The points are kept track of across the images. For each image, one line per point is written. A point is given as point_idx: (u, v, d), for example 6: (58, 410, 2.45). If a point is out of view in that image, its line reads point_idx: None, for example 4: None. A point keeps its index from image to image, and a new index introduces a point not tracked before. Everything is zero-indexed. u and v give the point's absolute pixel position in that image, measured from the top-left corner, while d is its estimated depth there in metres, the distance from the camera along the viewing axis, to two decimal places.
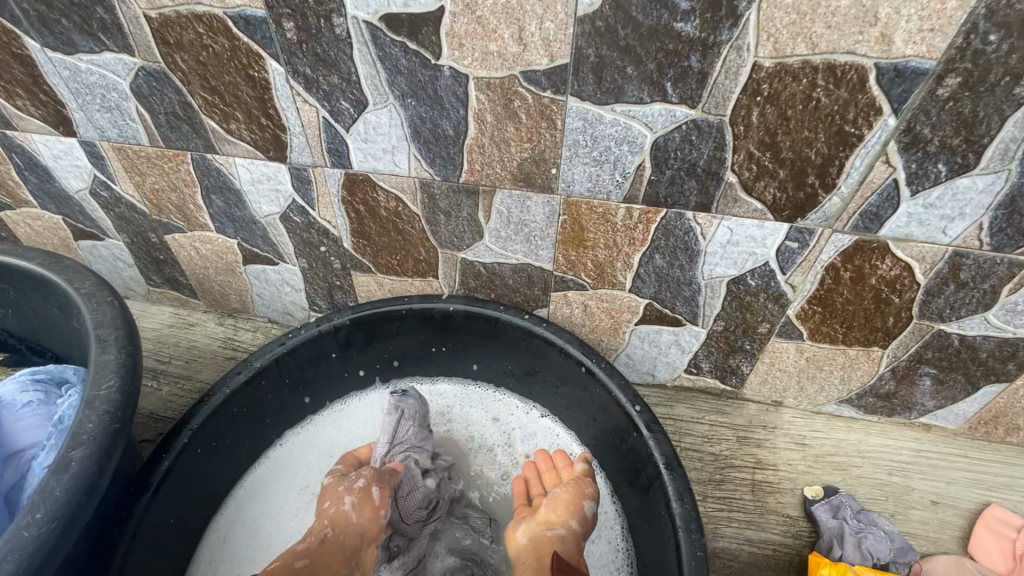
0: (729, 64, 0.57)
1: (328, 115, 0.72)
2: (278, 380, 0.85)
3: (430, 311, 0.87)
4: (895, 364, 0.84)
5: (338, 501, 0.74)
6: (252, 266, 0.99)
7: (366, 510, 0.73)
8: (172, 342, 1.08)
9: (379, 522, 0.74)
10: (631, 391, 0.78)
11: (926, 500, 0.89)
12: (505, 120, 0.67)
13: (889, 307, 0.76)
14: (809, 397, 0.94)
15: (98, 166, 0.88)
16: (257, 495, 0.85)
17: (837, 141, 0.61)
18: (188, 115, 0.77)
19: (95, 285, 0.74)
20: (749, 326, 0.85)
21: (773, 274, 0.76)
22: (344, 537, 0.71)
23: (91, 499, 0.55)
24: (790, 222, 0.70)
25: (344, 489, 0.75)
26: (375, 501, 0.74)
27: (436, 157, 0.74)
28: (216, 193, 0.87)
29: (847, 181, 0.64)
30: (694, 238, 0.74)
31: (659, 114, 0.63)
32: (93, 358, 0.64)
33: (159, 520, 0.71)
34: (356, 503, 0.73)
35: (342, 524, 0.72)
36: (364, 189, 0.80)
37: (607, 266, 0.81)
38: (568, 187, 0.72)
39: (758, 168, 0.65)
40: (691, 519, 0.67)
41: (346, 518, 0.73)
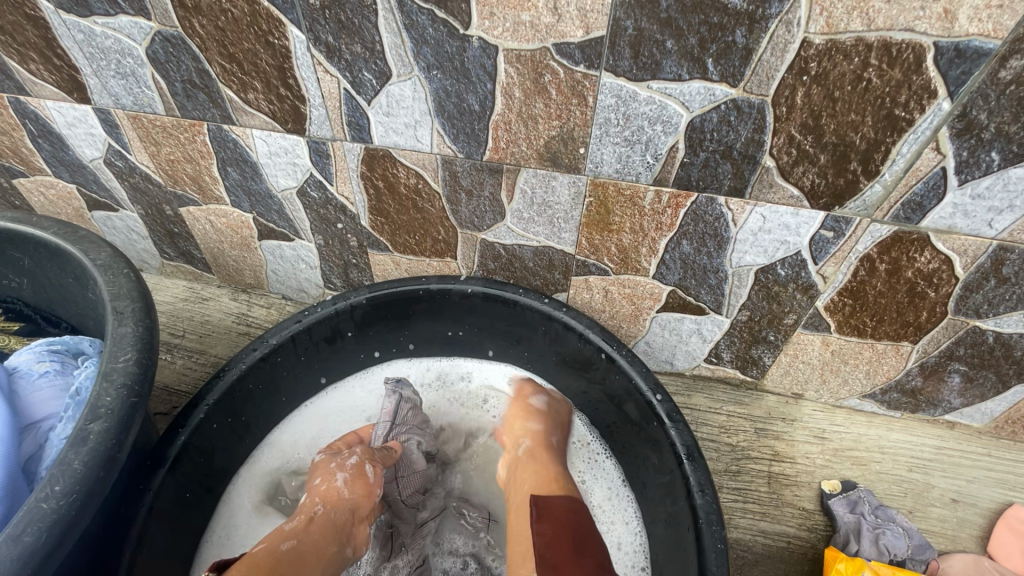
0: (776, 40, 0.54)
1: (350, 86, 0.69)
2: (293, 358, 0.84)
3: (448, 292, 0.86)
4: (924, 360, 0.82)
5: (329, 478, 0.73)
6: (268, 242, 0.98)
7: (359, 487, 0.73)
8: (186, 315, 1.08)
9: (371, 497, 0.74)
10: (653, 379, 0.76)
11: (947, 498, 0.87)
12: (534, 96, 0.65)
13: (924, 301, 0.74)
14: (831, 391, 0.92)
15: (113, 135, 0.87)
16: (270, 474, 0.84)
17: (885, 125, 0.58)
18: (205, 83, 0.75)
19: (111, 256, 0.73)
20: (775, 317, 0.82)
21: (804, 264, 0.74)
22: (335, 512, 0.70)
23: (109, 473, 0.55)
24: (826, 210, 0.67)
25: (335, 466, 0.75)
26: (367, 478, 0.74)
27: (459, 133, 0.71)
28: (232, 165, 0.86)
29: (891, 168, 0.61)
30: (725, 224, 0.72)
31: (697, 93, 0.60)
32: (110, 331, 0.64)
33: (175, 494, 0.71)
34: (349, 479, 0.73)
35: (333, 500, 0.71)
36: (384, 165, 0.78)
37: (631, 252, 0.79)
38: (596, 168, 0.70)
39: (798, 152, 0.62)
40: (712, 510, 0.66)
41: (338, 492, 0.72)
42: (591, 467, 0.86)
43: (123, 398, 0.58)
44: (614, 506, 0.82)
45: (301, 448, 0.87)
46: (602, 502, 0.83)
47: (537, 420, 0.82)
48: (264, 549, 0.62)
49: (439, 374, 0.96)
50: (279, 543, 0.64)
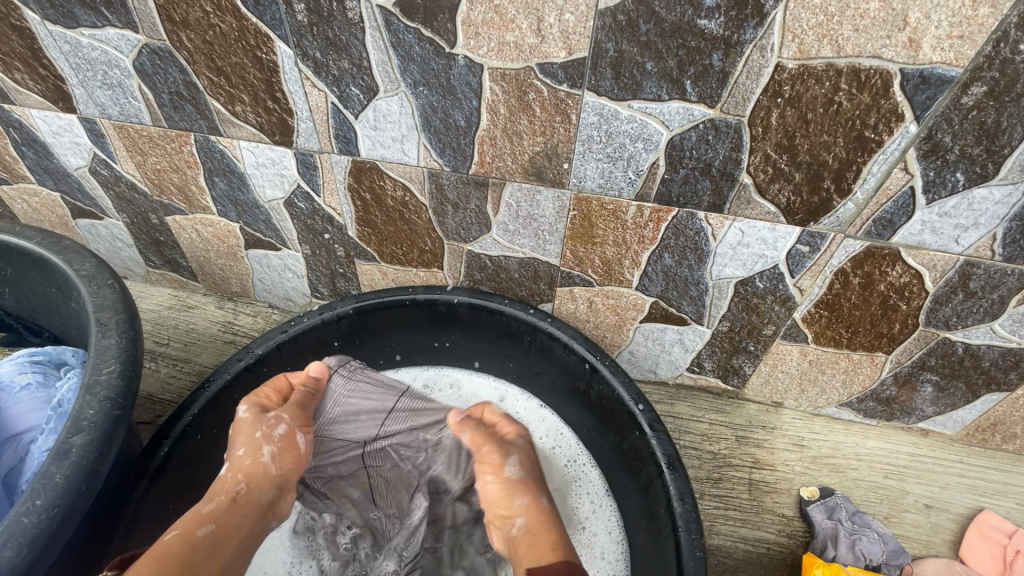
0: (751, 64, 0.56)
1: (337, 101, 0.70)
2: (279, 368, 0.84)
3: (434, 303, 0.87)
4: (897, 370, 0.84)
5: (254, 452, 0.72)
6: (254, 251, 0.98)
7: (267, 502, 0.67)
8: (171, 324, 1.08)
9: (298, 467, 0.75)
10: (635, 389, 0.77)
11: (920, 504, 0.90)
12: (519, 113, 0.66)
13: (896, 314, 0.76)
14: (809, 399, 0.94)
15: (99, 144, 0.87)
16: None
17: (856, 146, 0.60)
18: (192, 95, 0.75)
19: (95, 267, 0.73)
20: (755, 328, 0.84)
21: (781, 277, 0.76)
22: (259, 490, 0.70)
23: (91, 487, 0.55)
24: (802, 226, 0.69)
25: (262, 436, 0.73)
26: (296, 449, 0.75)
27: (446, 147, 0.72)
28: (219, 175, 0.86)
29: (862, 187, 0.63)
30: (705, 238, 0.74)
31: (676, 113, 0.62)
32: (94, 343, 0.64)
33: (158, 505, 0.71)
34: (277, 452, 0.73)
35: (256, 477, 0.70)
36: (371, 177, 0.79)
37: (615, 264, 0.81)
38: (579, 183, 0.71)
39: (774, 170, 0.64)
40: (691, 519, 0.67)
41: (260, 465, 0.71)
42: (575, 479, 0.86)
43: (106, 410, 0.58)
44: (597, 520, 0.83)
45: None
46: (585, 514, 0.83)
47: (523, 493, 0.72)
48: (175, 539, 0.59)
49: (426, 384, 0.95)
50: (195, 529, 0.61)
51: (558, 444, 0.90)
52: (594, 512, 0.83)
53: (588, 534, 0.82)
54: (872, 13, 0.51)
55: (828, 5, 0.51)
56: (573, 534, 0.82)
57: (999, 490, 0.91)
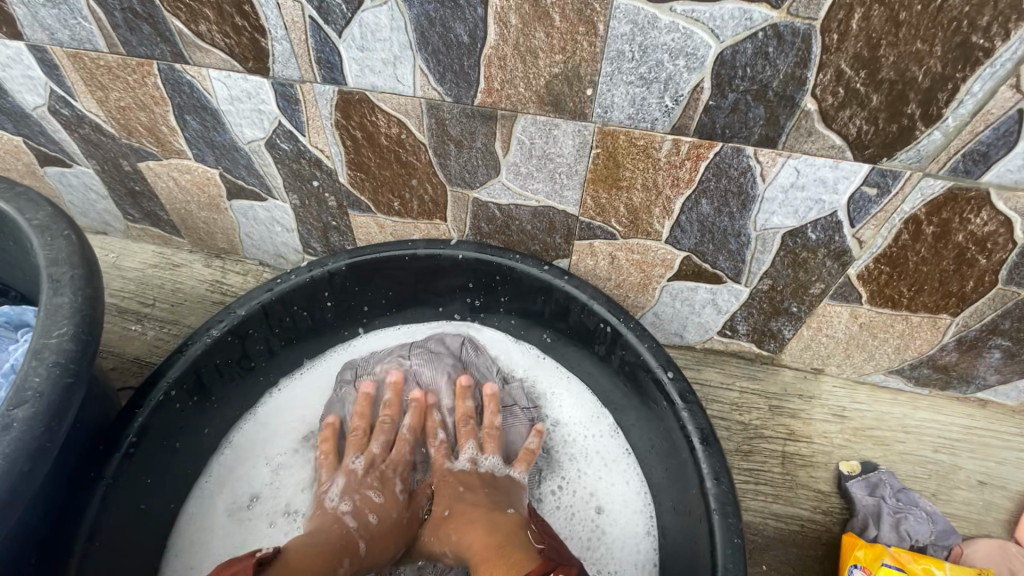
0: None
1: (316, 14, 0.59)
2: (267, 331, 0.76)
3: (437, 258, 0.77)
4: (962, 335, 0.74)
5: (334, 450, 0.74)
6: (238, 202, 0.88)
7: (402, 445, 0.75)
8: (156, 283, 1.00)
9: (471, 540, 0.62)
10: (664, 355, 0.68)
11: (973, 481, 0.82)
12: (533, 23, 0.54)
13: (972, 270, 0.65)
14: (854, 366, 0.85)
15: (54, 78, 0.76)
16: (237, 467, 0.75)
17: (957, 56, 0.48)
18: (149, 12, 0.64)
19: (49, 216, 0.64)
20: (800, 287, 0.74)
21: (839, 226, 0.65)
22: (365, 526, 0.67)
23: (38, 466, 0.47)
24: (872, 162, 0.58)
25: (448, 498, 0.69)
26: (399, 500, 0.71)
27: (446, 71, 0.61)
28: (191, 112, 0.75)
29: (956, 111, 0.52)
30: (752, 180, 0.63)
31: (730, 17, 0.50)
32: (44, 301, 0.55)
33: (135, 480, 0.64)
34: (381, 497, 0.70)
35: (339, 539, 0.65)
36: (361, 111, 0.68)
37: (642, 213, 0.70)
38: (605, 113, 0.60)
39: (846, 92, 0.53)
40: (728, 502, 0.59)
41: (398, 524, 0.70)
42: (585, 440, 0.78)
43: (55, 379, 0.50)
44: (604, 483, 0.74)
45: (267, 441, 0.78)
46: (590, 478, 0.75)
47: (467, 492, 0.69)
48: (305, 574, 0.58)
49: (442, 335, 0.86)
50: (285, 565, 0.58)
51: (563, 405, 0.81)
52: (606, 470, 0.75)
53: (591, 499, 0.73)
54: None
55: None
56: (578, 494, 0.74)
57: None
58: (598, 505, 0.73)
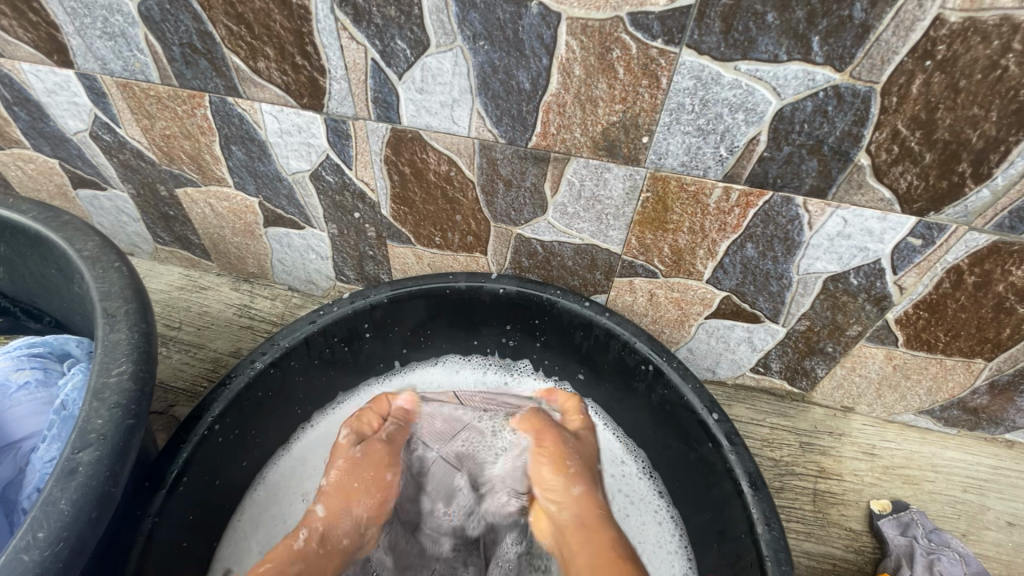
0: (902, 16, 0.45)
1: (379, 57, 0.60)
2: (307, 362, 0.75)
3: (479, 292, 0.77)
4: (995, 378, 0.75)
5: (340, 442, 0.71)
6: (275, 229, 0.88)
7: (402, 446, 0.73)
8: (182, 306, 0.99)
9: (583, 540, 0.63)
10: (708, 396, 0.69)
11: (1002, 521, 0.82)
12: (597, 74, 0.56)
13: (1009, 318, 0.67)
14: (884, 405, 0.86)
15: (100, 105, 0.76)
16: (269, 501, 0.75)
17: (1012, 121, 0.50)
18: (207, 48, 0.64)
19: (100, 247, 0.64)
20: (837, 329, 0.75)
21: (881, 273, 0.66)
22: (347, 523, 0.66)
23: (104, 512, 0.46)
24: (919, 215, 0.59)
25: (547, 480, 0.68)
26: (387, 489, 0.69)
27: (504, 115, 0.62)
28: (237, 143, 0.76)
29: (1007, 171, 0.53)
30: (799, 227, 0.64)
31: (793, 77, 0.51)
32: (100, 338, 0.55)
33: (177, 518, 0.63)
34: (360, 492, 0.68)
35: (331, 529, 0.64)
36: (412, 149, 0.69)
37: (686, 254, 0.71)
38: (659, 160, 0.61)
39: (900, 150, 0.54)
40: (780, 548, 0.59)
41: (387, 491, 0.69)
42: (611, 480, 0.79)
43: (118, 421, 0.49)
44: (643, 523, 0.75)
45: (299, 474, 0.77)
46: (622, 514, 0.76)
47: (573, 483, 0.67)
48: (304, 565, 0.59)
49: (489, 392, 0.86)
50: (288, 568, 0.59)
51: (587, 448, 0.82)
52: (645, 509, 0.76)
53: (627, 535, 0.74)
54: None
55: None
56: None
57: None
58: (632, 539, 0.74)
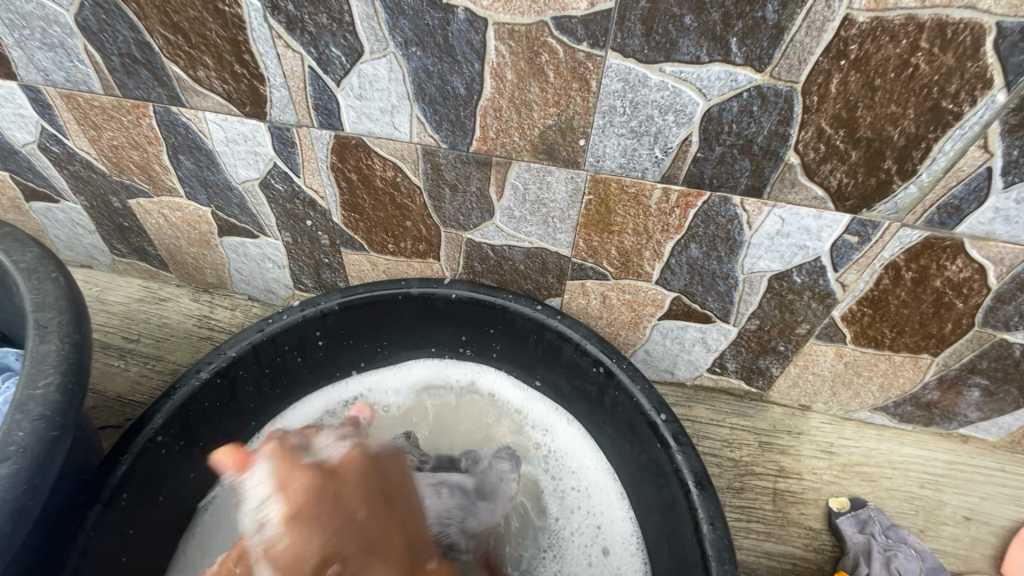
0: (813, 17, 0.46)
1: (316, 64, 0.60)
2: (257, 371, 0.75)
3: (430, 297, 0.77)
4: (943, 373, 0.76)
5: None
6: (230, 239, 0.88)
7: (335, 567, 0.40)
8: (140, 318, 0.98)
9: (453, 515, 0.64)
10: (657, 396, 0.69)
11: (959, 516, 0.83)
12: (528, 79, 0.56)
13: (950, 313, 0.68)
14: (841, 403, 0.87)
15: (46, 117, 0.76)
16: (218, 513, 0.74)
17: (929, 119, 0.51)
18: (147, 57, 0.64)
19: (37, 258, 0.63)
20: (787, 327, 0.76)
21: (823, 271, 0.67)
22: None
23: (20, 526, 0.46)
24: (852, 213, 0.60)
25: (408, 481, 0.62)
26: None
27: (443, 120, 0.62)
28: (184, 152, 0.75)
29: (930, 167, 0.54)
30: (739, 227, 0.65)
31: (716, 78, 0.52)
32: (29, 349, 0.54)
33: (114, 532, 0.62)
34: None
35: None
36: (357, 155, 0.69)
37: (634, 256, 0.71)
38: (597, 162, 0.62)
39: (827, 148, 0.55)
40: (724, 547, 0.59)
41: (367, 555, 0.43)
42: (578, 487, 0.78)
43: (40, 433, 0.49)
44: (608, 530, 0.74)
45: None
46: (592, 520, 0.75)
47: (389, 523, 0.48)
48: None
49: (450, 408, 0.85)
50: None
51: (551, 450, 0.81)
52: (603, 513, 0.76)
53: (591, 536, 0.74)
54: None
55: None
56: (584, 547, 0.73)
57: None
58: (602, 543, 0.73)
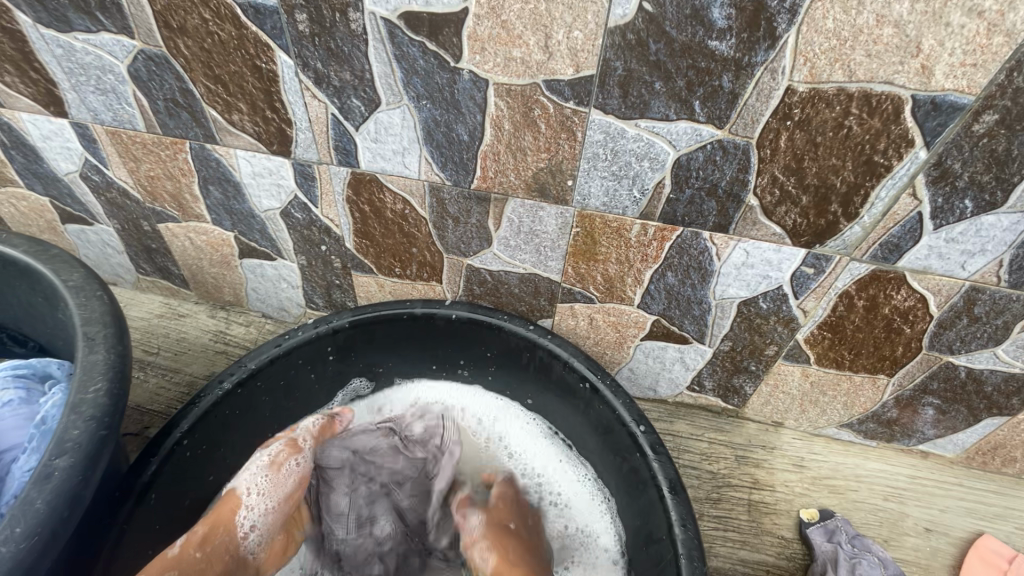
0: (761, 87, 0.55)
1: (338, 112, 0.69)
2: (272, 382, 0.82)
3: (432, 317, 0.85)
4: (899, 393, 0.84)
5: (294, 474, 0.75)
6: (249, 260, 0.96)
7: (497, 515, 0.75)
8: (161, 332, 1.06)
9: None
10: (636, 410, 0.76)
11: (920, 527, 0.89)
12: (523, 129, 0.65)
13: (900, 337, 0.75)
14: (810, 420, 0.94)
15: (90, 149, 0.84)
16: None
17: (865, 170, 0.59)
18: (188, 102, 0.73)
19: (84, 277, 0.71)
20: (757, 348, 0.84)
21: (785, 298, 0.75)
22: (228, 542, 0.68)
23: (75, 512, 0.52)
24: (807, 248, 0.68)
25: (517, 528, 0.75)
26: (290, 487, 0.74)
27: (448, 161, 0.71)
28: (214, 183, 0.84)
29: (870, 211, 0.63)
30: (709, 258, 0.73)
31: (684, 133, 0.61)
32: (80, 358, 0.61)
33: (143, 527, 0.68)
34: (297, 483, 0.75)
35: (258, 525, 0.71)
36: (371, 189, 0.78)
37: (617, 282, 0.79)
38: (583, 200, 0.70)
39: (781, 193, 0.63)
40: (693, 546, 0.66)
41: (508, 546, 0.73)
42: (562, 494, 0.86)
43: (92, 431, 0.56)
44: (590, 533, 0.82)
45: None
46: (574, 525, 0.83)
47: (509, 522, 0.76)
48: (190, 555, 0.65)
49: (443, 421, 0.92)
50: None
51: (539, 461, 0.89)
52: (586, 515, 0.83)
53: (581, 533, 0.82)
54: (885, 39, 0.50)
55: (840, 30, 0.50)
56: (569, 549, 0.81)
57: (999, 513, 0.90)
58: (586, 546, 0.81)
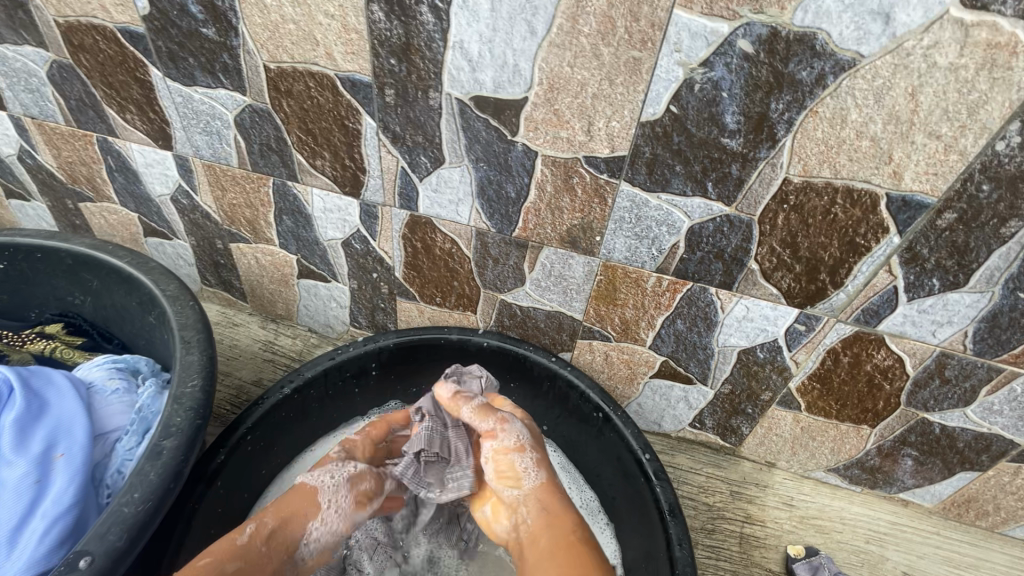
0: (764, 176, 0.67)
1: (407, 165, 0.82)
2: (322, 391, 0.93)
3: (466, 344, 0.96)
4: (881, 443, 0.93)
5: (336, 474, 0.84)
6: (306, 280, 1.08)
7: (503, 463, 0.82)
8: (217, 338, 1.17)
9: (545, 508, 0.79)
10: (643, 439, 0.86)
11: (898, 570, 0.97)
12: (562, 192, 0.77)
13: (880, 392, 0.85)
14: (800, 462, 1.02)
15: (185, 177, 0.98)
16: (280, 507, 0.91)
17: (848, 249, 0.71)
18: (280, 147, 0.87)
19: (179, 288, 0.83)
20: (753, 393, 0.94)
21: (779, 350, 0.85)
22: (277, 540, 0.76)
23: (177, 485, 0.63)
24: (799, 308, 0.79)
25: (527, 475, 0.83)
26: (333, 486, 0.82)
27: (495, 213, 0.83)
28: (288, 213, 0.97)
29: (853, 281, 0.74)
30: (714, 310, 0.84)
31: (697, 206, 0.73)
32: (179, 357, 0.73)
33: (211, 508, 0.79)
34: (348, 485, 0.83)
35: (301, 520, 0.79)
36: (424, 230, 0.90)
37: (632, 324, 0.90)
38: (608, 253, 0.82)
39: (777, 261, 0.75)
40: (688, 564, 0.74)
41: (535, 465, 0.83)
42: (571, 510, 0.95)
43: (192, 419, 0.67)
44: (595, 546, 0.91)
45: None
46: None
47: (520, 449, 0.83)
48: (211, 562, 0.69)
49: None
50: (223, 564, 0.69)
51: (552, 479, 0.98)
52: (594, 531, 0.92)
53: None
54: (863, 149, 0.62)
55: (828, 139, 0.62)
56: None
57: (971, 563, 0.98)
58: None
